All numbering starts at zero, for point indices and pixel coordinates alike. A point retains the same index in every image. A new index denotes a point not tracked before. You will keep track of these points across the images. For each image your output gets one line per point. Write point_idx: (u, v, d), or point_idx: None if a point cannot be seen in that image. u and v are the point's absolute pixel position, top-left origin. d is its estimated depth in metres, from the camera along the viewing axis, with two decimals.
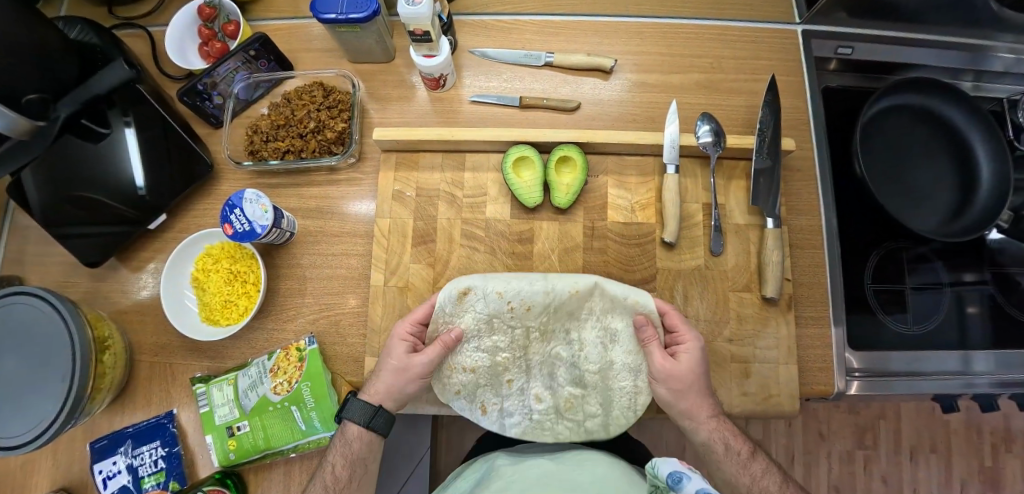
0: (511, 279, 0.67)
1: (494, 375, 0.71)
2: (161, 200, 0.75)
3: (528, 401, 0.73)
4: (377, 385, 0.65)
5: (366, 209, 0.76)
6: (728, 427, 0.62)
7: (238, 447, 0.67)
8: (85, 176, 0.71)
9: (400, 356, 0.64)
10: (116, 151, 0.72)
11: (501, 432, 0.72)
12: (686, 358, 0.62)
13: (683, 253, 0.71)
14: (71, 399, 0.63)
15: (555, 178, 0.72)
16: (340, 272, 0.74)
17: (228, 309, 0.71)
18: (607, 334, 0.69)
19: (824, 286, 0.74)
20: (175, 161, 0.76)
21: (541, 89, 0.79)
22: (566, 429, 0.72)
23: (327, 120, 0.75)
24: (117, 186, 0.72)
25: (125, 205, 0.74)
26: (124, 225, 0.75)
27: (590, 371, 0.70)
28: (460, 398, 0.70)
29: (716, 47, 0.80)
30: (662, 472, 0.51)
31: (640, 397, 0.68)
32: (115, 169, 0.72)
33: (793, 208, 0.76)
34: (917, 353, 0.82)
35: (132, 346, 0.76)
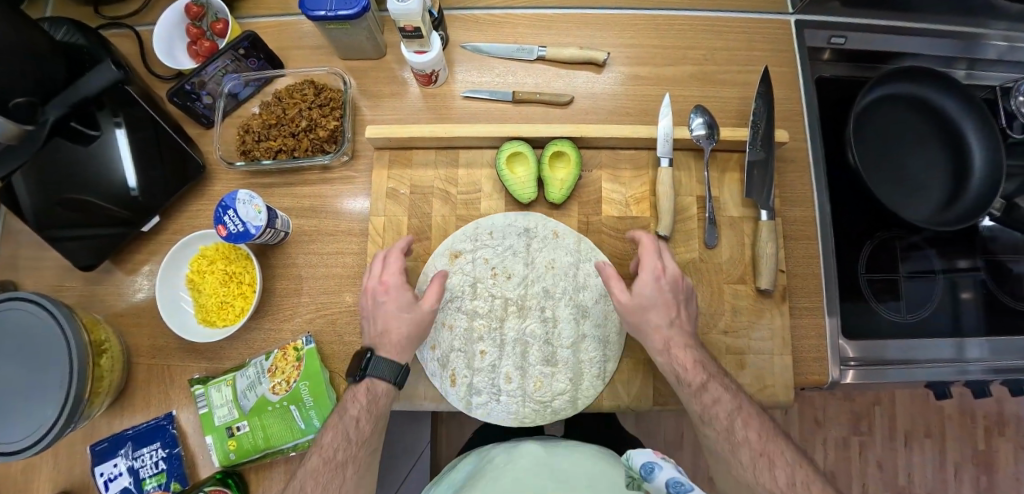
0: (504, 219, 0.71)
1: (467, 343, 0.68)
2: (154, 200, 0.75)
3: (497, 378, 0.67)
4: (396, 337, 0.63)
5: (360, 206, 0.76)
6: (678, 361, 0.61)
7: (238, 448, 0.68)
8: (77, 179, 0.71)
9: (399, 304, 0.64)
10: (107, 154, 0.72)
11: (466, 410, 0.67)
12: (643, 286, 0.63)
13: (677, 246, 0.71)
14: (71, 403, 0.63)
15: (549, 173, 0.71)
16: (335, 271, 0.74)
17: (224, 310, 0.71)
18: (580, 309, 0.69)
19: (818, 277, 0.75)
20: (167, 162, 0.76)
21: (534, 84, 0.78)
22: (531, 413, 0.67)
23: (319, 119, 0.75)
24: (109, 188, 0.72)
25: (120, 209, 0.73)
26: (120, 228, 0.74)
27: (563, 346, 0.67)
28: (433, 360, 0.68)
29: (709, 39, 0.80)
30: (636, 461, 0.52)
31: (609, 365, 0.68)
32: (106, 170, 0.72)
33: (787, 200, 0.76)
34: (910, 341, 0.83)
35: (130, 348, 0.76)
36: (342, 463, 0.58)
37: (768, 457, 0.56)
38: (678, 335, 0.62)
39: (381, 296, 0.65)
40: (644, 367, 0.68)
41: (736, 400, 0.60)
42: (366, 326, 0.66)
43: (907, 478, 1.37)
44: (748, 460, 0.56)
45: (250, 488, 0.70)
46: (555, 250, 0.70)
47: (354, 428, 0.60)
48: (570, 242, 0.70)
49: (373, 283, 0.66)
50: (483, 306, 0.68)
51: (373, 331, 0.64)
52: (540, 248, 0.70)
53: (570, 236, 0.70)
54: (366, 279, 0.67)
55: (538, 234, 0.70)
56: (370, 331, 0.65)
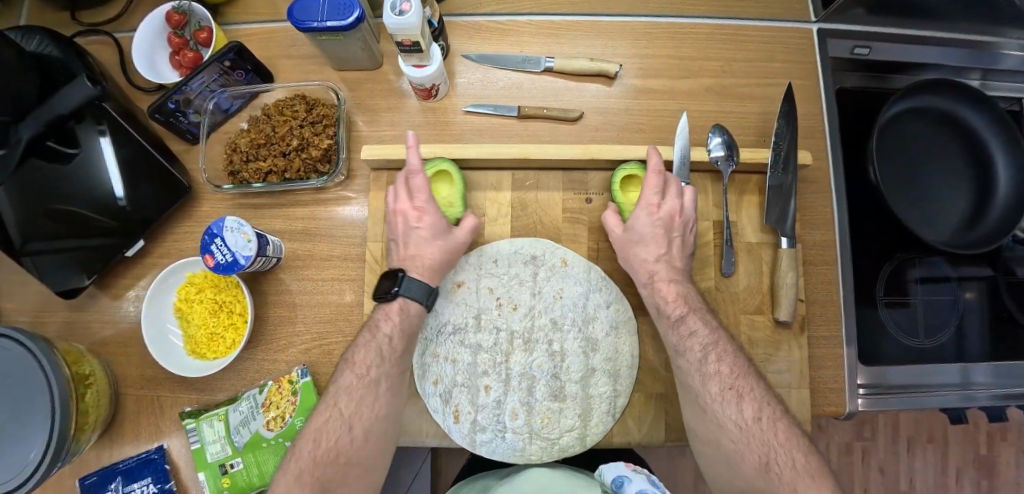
0: (510, 245, 0.67)
1: (472, 376, 0.64)
2: (142, 212, 0.70)
3: (502, 414, 0.64)
4: (428, 261, 0.62)
5: (358, 213, 0.71)
6: (660, 294, 0.62)
7: (232, 485, 0.66)
8: (52, 198, 0.66)
9: (439, 232, 0.62)
10: (90, 170, 0.67)
11: (471, 448, 0.64)
12: (636, 222, 0.62)
13: (693, 275, 0.68)
14: (54, 446, 0.60)
15: (624, 199, 0.67)
16: (332, 300, 0.70)
17: (215, 342, 0.67)
18: (588, 344, 0.65)
19: (837, 304, 0.71)
20: (155, 176, 0.71)
21: (540, 98, 0.73)
22: (538, 451, 0.64)
23: (312, 137, 0.70)
24: (93, 206, 0.67)
25: (106, 225, 0.69)
26: (106, 239, 0.69)
27: (571, 381, 0.64)
28: (435, 396, 0.64)
29: (727, 50, 0.75)
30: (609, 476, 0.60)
31: (620, 401, 0.64)
32: (88, 187, 0.67)
33: (807, 222, 0.72)
34: (920, 366, 0.80)
35: (117, 378, 0.72)
36: (375, 381, 0.59)
37: (736, 391, 0.57)
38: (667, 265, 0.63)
39: (412, 220, 0.62)
40: (656, 403, 0.65)
41: (715, 334, 0.59)
42: (395, 250, 0.64)
43: (909, 483, 1.36)
44: (717, 392, 0.57)
45: None
46: (564, 280, 0.66)
47: (387, 347, 0.60)
48: (579, 270, 0.66)
49: (404, 205, 0.62)
50: (488, 340, 0.64)
51: (404, 254, 0.63)
52: (547, 279, 0.66)
53: (575, 263, 0.66)
54: (394, 202, 0.63)
55: (545, 262, 0.66)
56: (400, 255, 0.63)
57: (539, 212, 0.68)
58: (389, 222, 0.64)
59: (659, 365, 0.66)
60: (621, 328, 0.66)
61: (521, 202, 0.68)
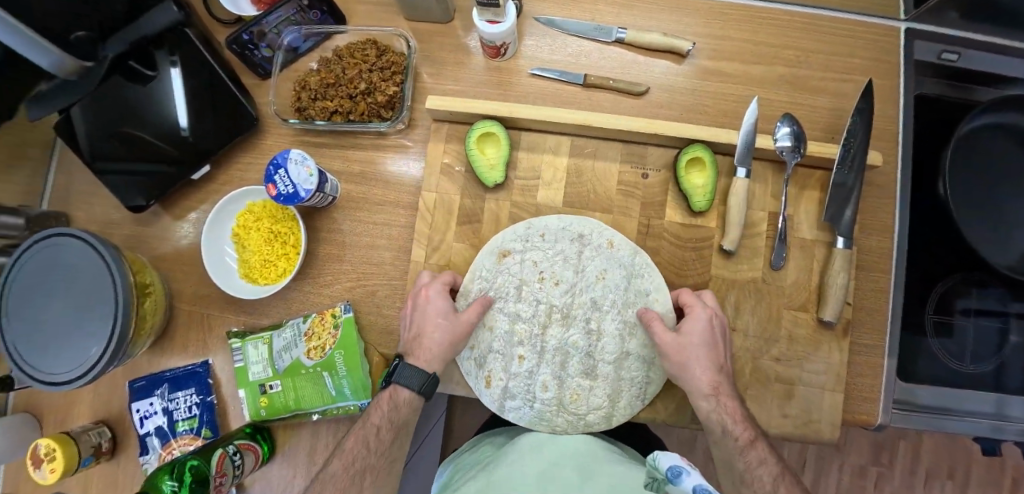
0: (558, 221, 0.66)
1: (507, 345, 0.65)
2: (205, 142, 0.72)
3: (533, 386, 0.65)
4: (429, 343, 0.62)
5: (409, 171, 0.73)
6: (728, 411, 0.58)
7: (270, 405, 0.69)
8: (127, 118, 0.70)
9: (446, 314, 0.63)
10: (162, 95, 0.70)
11: (500, 412, 0.66)
12: (690, 327, 0.60)
13: (741, 264, 0.67)
14: (114, 343, 0.64)
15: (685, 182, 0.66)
16: (381, 243, 0.72)
17: (267, 269, 0.70)
18: (626, 328, 0.64)
19: (883, 314, 0.70)
20: (220, 110, 0.73)
21: (607, 69, 0.72)
22: (563, 423, 0.66)
23: (379, 82, 0.70)
24: (162, 130, 0.70)
25: (173, 148, 0.71)
26: (163, 167, 0.72)
27: (604, 361, 0.64)
28: (470, 359, 0.66)
29: (808, 39, 0.72)
30: (661, 464, 0.53)
31: (651, 387, 0.65)
32: (160, 112, 0.70)
33: (867, 227, 0.70)
34: (951, 389, 0.77)
35: (172, 293, 0.76)
36: (364, 470, 0.58)
37: None
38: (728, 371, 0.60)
39: (421, 302, 0.64)
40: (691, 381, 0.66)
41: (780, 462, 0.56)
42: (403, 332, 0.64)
43: None
44: None
45: (276, 444, 0.72)
46: (607, 261, 0.65)
47: (376, 439, 0.59)
48: (624, 255, 0.65)
49: (417, 287, 0.65)
50: (527, 312, 0.65)
51: (410, 336, 0.63)
52: (590, 257, 0.65)
53: (620, 245, 0.65)
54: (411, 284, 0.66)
55: (591, 242, 0.65)
56: (406, 337, 0.64)
57: (594, 181, 0.68)
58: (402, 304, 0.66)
59: None
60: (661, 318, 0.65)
61: (578, 169, 0.68)
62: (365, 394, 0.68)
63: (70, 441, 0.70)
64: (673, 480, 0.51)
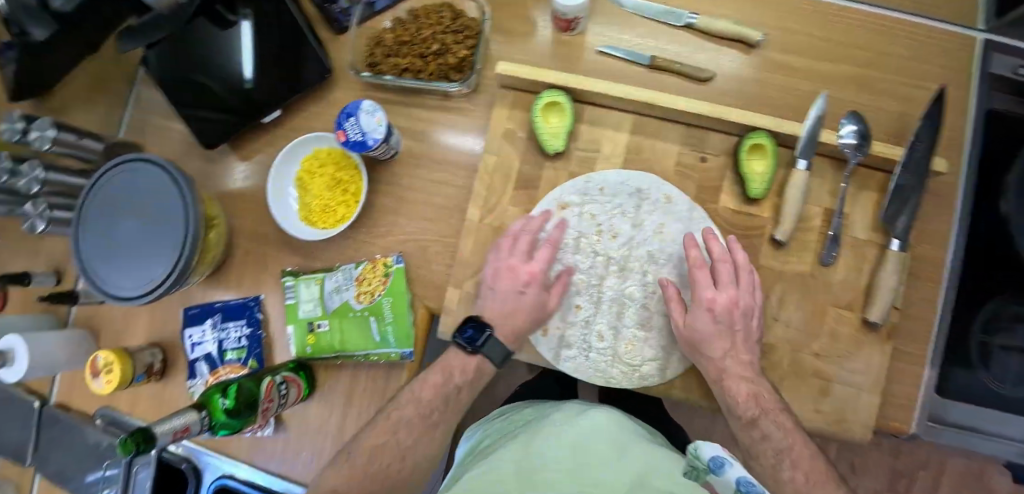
0: (618, 175, 0.68)
1: (565, 294, 0.68)
2: (265, 96, 0.75)
3: (590, 336, 0.67)
4: (518, 326, 0.66)
5: (464, 143, 0.75)
6: (732, 393, 0.61)
7: (315, 344, 0.72)
8: (199, 65, 0.74)
9: (535, 299, 0.66)
10: (232, 46, 0.73)
11: (553, 362, 0.67)
12: (697, 321, 0.62)
13: (790, 256, 0.67)
14: (179, 269, 0.68)
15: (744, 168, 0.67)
16: (436, 201, 0.74)
17: (326, 214, 0.73)
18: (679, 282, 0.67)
19: (930, 323, 0.69)
20: (283, 65, 0.75)
21: (675, 53, 0.73)
22: (618, 375, 0.66)
23: (451, 44, 0.72)
24: (228, 81, 0.74)
25: (234, 98, 0.75)
26: (229, 116, 0.76)
27: (660, 312, 0.67)
28: None
29: (881, 41, 0.72)
30: (705, 454, 0.60)
31: None
32: (230, 63, 0.74)
33: (922, 235, 0.69)
34: (986, 409, 0.76)
35: (232, 229, 0.80)
36: (434, 424, 0.68)
37: None
38: (738, 344, 0.63)
39: (518, 283, 0.65)
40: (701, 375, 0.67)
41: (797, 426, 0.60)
42: (486, 300, 0.67)
43: None
44: None
45: (316, 383, 0.75)
46: (664, 216, 0.67)
47: (453, 395, 0.69)
48: (682, 209, 0.67)
49: (509, 263, 0.65)
50: (585, 263, 0.68)
51: (497, 310, 0.66)
52: (648, 212, 0.68)
53: (678, 199, 0.67)
54: (500, 254, 0.66)
55: (649, 197, 0.68)
56: (490, 308, 0.66)
57: (653, 160, 0.69)
58: (487, 273, 0.66)
59: None
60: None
61: (637, 146, 0.69)
62: (408, 342, 0.70)
63: (126, 357, 0.74)
64: (716, 471, 0.58)
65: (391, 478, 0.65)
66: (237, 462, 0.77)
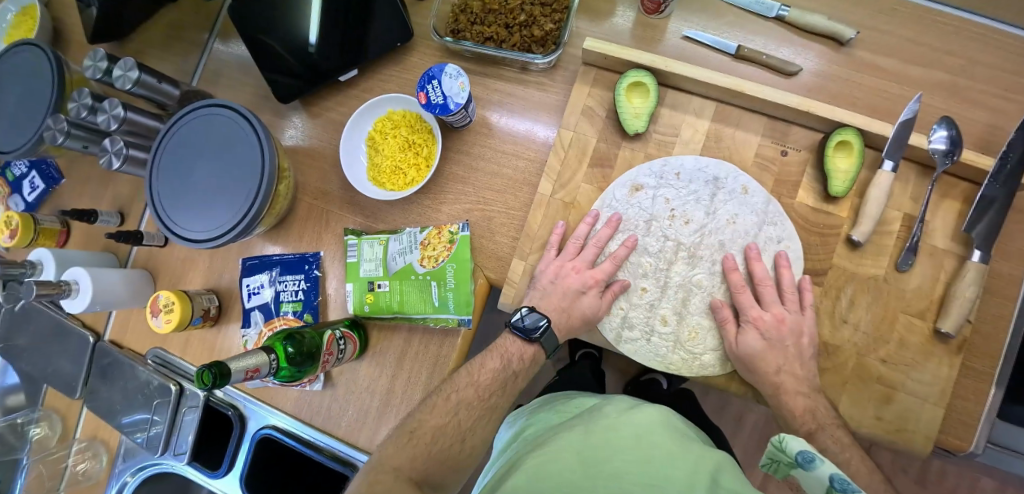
0: (696, 162, 0.68)
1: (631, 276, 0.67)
2: (326, 61, 0.75)
3: (654, 320, 0.66)
4: (571, 322, 0.66)
5: (524, 129, 0.74)
6: (788, 406, 0.60)
7: (374, 303, 0.72)
8: (266, 26, 0.75)
9: (594, 298, 0.66)
10: (299, 9, 0.73)
11: (613, 343, 0.67)
12: (748, 341, 0.62)
13: (865, 259, 0.65)
14: (249, 215, 0.68)
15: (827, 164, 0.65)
16: (506, 173, 0.74)
17: (395, 175, 0.74)
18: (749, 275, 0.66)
19: (1003, 341, 0.67)
20: (348, 31, 0.74)
21: (761, 45, 0.73)
22: (679, 362, 0.66)
23: (539, 17, 0.72)
24: (292, 44, 0.74)
25: (295, 61, 0.75)
26: (293, 79, 0.77)
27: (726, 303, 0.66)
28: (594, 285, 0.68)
29: (976, 50, 0.70)
30: (790, 448, 0.47)
31: None
32: (295, 26, 0.74)
33: (1001, 251, 0.68)
34: None
35: (298, 185, 0.80)
36: (493, 407, 0.62)
37: None
38: (793, 358, 0.62)
39: (582, 280, 0.65)
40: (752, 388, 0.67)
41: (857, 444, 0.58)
42: (543, 292, 0.66)
43: None
44: None
45: (368, 343, 0.76)
46: (739, 207, 0.67)
47: (510, 381, 0.64)
48: (758, 201, 0.66)
49: (573, 260, 0.66)
50: (655, 247, 0.67)
51: (555, 303, 0.65)
52: (724, 202, 0.67)
53: (756, 192, 0.66)
54: (566, 251, 0.67)
55: (726, 186, 0.67)
56: (546, 299, 0.66)
57: (732, 150, 0.68)
58: (554, 267, 0.66)
59: None
60: (786, 265, 0.66)
61: (718, 134, 0.68)
62: (468, 310, 0.69)
63: (186, 299, 0.75)
64: (805, 467, 0.45)
65: (451, 461, 0.58)
66: (277, 411, 0.78)
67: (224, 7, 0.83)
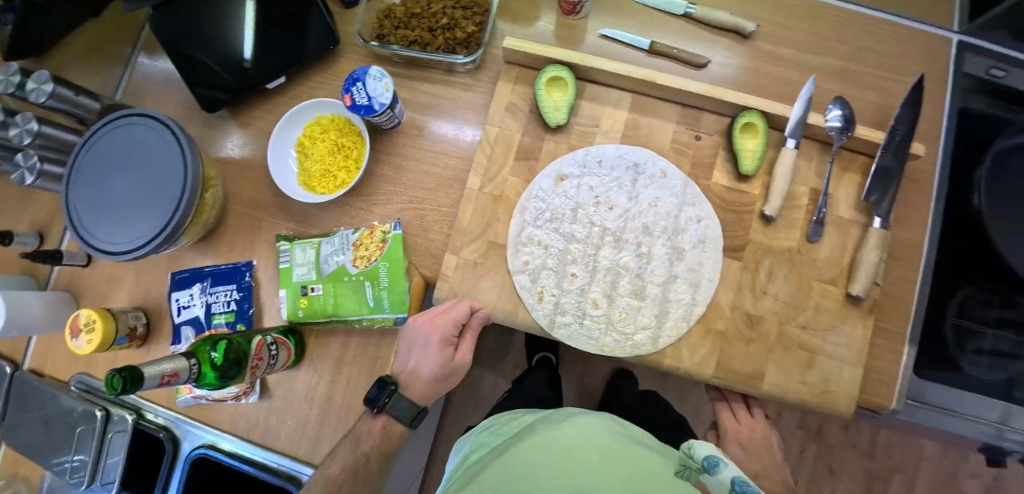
0: (616, 150, 0.71)
1: (561, 262, 0.69)
2: (261, 75, 0.75)
3: (585, 305, 0.68)
4: (426, 380, 0.70)
5: (453, 128, 0.76)
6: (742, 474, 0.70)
7: (308, 307, 0.71)
8: (196, 40, 0.73)
9: (444, 357, 0.70)
10: (234, 22, 0.73)
11: (548, 330, 0.68)
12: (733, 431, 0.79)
13: (778, 231, 0.69)
14: (171, 226, 0.66)
15: (737, 144, 0.69)
16: (437, 171, 0.75)
17: (325, 179, 0.74)
18: (673, 256, 0.69)
19: (910, 303, 0.72)
20: (283, 43, 0.75)
21: (673, 40, 0.77)
22: (612, 343, 0.67)
23: (461, 19, 0.74)
24: (228, 60, 0.74)
25: (235, 80, 0.75)
26: (223, 93, 0.76)
27: (654, 283, 0.68)
28: (524, 274, 0.68)
29: (862, 38, 0.77)
30: (700, 454, 0.61)
31: (696, 309, 0.67)
32: (229, 39, 0.73)
33: (901, 219, 0.73)
34: (951, 388, 0.77)
35: (227, 194, 0.79)
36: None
37: None
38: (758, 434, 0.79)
39: (425, 345, 0.68)
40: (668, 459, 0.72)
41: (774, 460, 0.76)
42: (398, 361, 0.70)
43: None
44: None
45: (305, 349, 0.74)
46: (660, 190, 0.70)
47: (361, 465, 0.68)
48: (676, 184, 0.70)
49: (415, 330, 0.68)
50: (581, 233, 0.69)
51: (407, 369, 0.70)
52: (645, 187, 0.70)
53: (674, 176, 0.70)
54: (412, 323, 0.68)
55: (646, 171, 0.70)
56: (400, 368, 0.70)
57: (649, 137, 0.71)
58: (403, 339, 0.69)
59: (725, 303, 0.68)
60: (707, 243, 0.69)
61: (636, 122, 0.71)
62: (403, 307, 0.69)
63: (109, 317, 0.71)
64: (711, 469, 0.59)
65: None
66: (218, 432, 0.74)
67: (147, 24, 0.83)
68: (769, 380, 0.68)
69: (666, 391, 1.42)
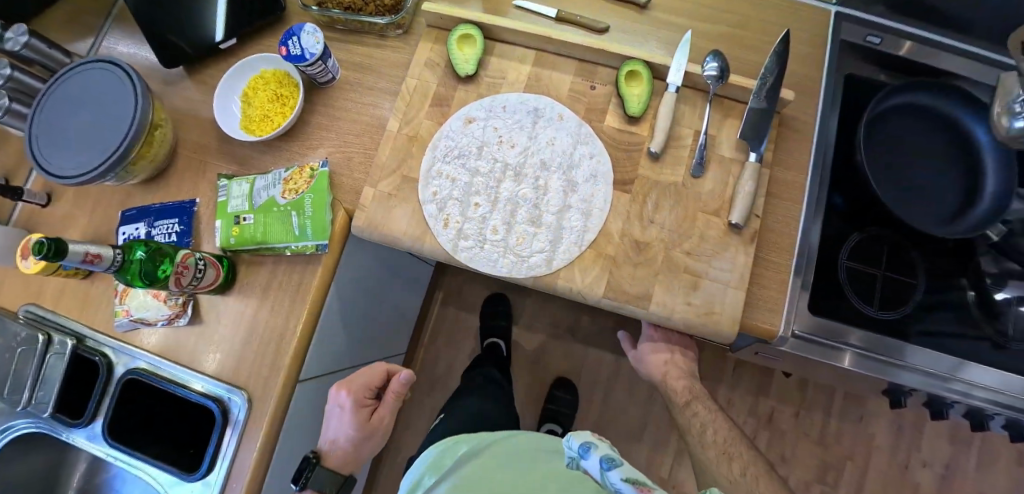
0: (519, 98, 0.80)
1: (465, 193, 0.76)
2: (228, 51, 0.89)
3: (485, 230, 0.75)
4: (344, 450, 0.82)
5: (381, 83, 0.85)
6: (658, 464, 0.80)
7: (239, 235, 0.78)
8: (169, 19, 0.85)
9: (361, 421, 0.82)
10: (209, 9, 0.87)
11: (453, 253, 0.74)
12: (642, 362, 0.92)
13: (665, 166, 0.76)
14: (116, 155, 0.74)
15: (625, 89, 0.77)
16: (363, 120, 0.84)
17: (264, 123, 0.83)
18: (568, 189, 0.76)
19: (793, 237, 0.77)
20: (246, 25, 0.89)
21: (578, 9, 0.87)
22: (509, 264, 0.73)
23: None
24: (203, 42, 0.88)
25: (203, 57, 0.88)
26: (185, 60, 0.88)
27: (549, 211, 0.75)
28: (432, 203, 0.76)
29: (746, 8, 0.87)
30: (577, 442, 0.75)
31: (587, 235, 0.73)
32: (202, 23, 0.87)
33: (782, 162, 0.81)
34: (904, 343, 0.77)
35: (178, 141, 0.87)
36: None
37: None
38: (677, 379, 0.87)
39: (341, 415, 0.83)
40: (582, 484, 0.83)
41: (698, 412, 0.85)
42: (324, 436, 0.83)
43: None
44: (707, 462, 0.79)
45: (236, 277, 0.80)
46: (557, 131, 0.78)
47: None
48: (572, 125, 0.78)
49: (336, 403, 0.83)
50: (486, 168, 0.77)
51: (329, 441, 0.82)
52: (544, 129, 0.78)
53: (570, 120, 0.78)
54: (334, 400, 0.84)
55: (544, 115, 0.79)
56: (324, 441, 0.83)
57: (549, 86, 0.80)
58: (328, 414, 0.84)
59: (615, 230, 0.74)
60: (598, 177, 0.76)
61: (539, 75, 0.80)
62: (324, 235, 0.76)
63: None
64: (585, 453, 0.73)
65: None
66: (143, 353, 0.80)
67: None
68: (656, 301, 0.72)
69: (617, 371, 1.56)
